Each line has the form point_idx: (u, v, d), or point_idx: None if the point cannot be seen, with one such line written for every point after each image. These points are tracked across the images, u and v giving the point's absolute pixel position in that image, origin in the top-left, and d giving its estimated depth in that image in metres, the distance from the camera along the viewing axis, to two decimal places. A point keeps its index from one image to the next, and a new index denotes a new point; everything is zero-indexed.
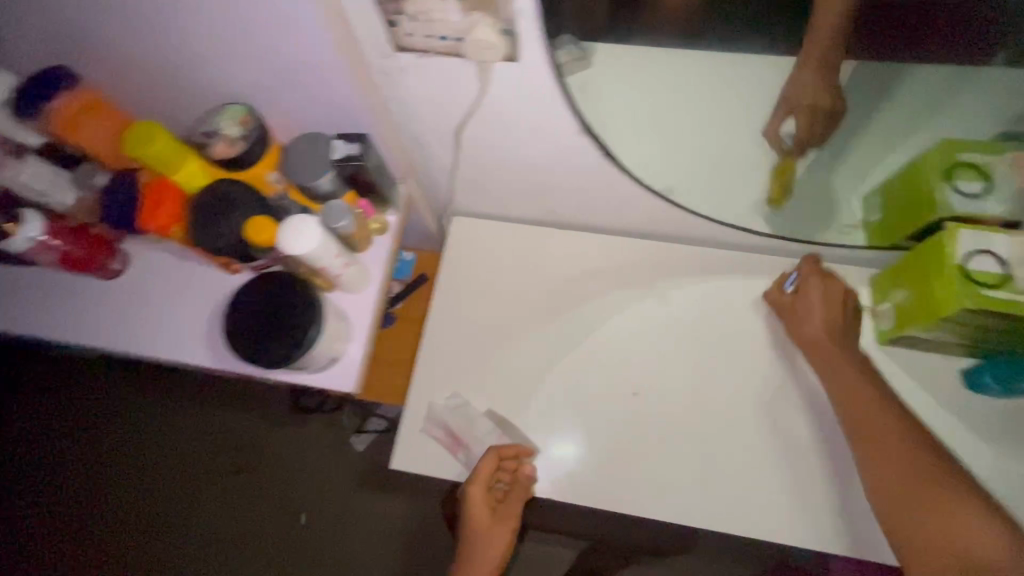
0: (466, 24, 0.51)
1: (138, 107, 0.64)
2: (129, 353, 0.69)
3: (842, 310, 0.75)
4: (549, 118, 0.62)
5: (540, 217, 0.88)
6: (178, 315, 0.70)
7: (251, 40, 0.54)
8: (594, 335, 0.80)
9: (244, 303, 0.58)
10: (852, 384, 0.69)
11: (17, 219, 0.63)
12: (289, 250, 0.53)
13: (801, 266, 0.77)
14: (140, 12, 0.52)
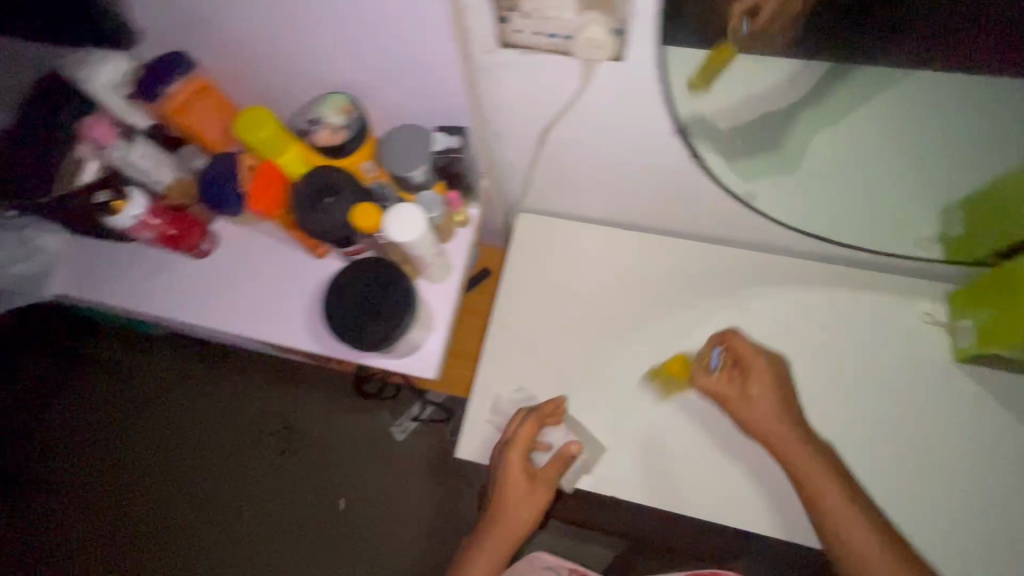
0: (579, 23, 0.52)
1: (242, 92, 0.67)
2: (230, 331, 0.70)
3: (782, 385, 0.74)
4: (643, 118, 0.62)
5: (609, 218, 0.89)
6: (279, 295, 0.70)
7: (366, 30, 0.55)
8: (662, 337, 0.81)
9: (341, 287, 0.58)
10: (779, 429, 0.71)
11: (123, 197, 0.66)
12: (392, 238, 0.54)
13: (727, 340, 0.76)
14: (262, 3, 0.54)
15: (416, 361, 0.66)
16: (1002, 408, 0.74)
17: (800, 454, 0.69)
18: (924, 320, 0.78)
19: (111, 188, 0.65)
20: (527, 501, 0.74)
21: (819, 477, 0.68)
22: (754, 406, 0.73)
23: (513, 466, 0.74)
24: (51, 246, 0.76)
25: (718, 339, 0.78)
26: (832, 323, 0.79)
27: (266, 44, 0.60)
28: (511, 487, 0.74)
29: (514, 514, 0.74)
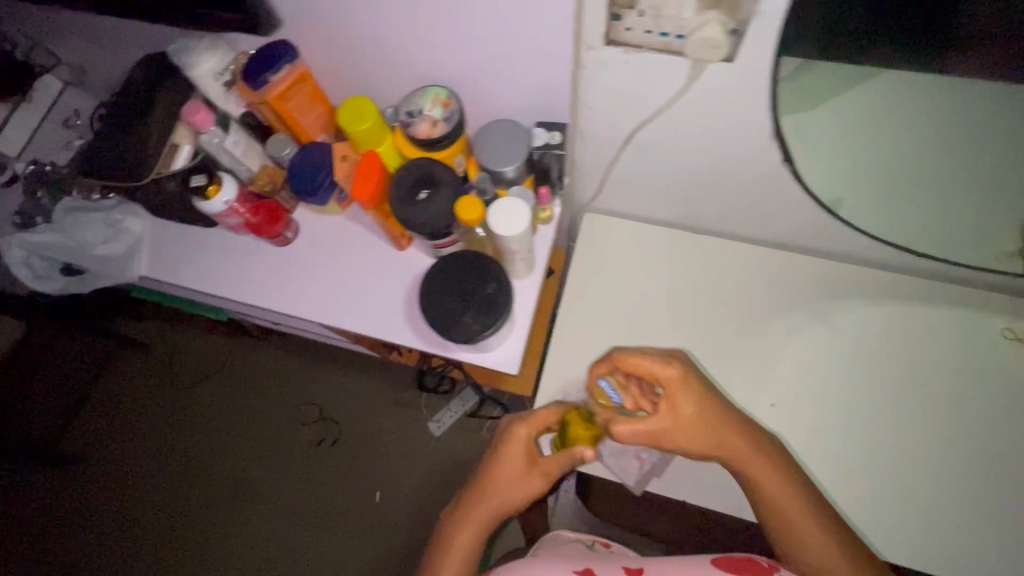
0: (696, 22, 0.51)
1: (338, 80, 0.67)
2: (317, 318, 0.71)
3: (707, 396, 0.59)
4: (740, 120, 0.62)
5: (679, 221, 0.88)
6: (366, 284, 0.71)
7: (478, 21, 0.55)
8: (733, 343, 0.80)
9: (436, 279, 0.59)
10: (720, 440, 0.59)
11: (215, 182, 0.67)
12: (498, 231, 0.54)
13: (612, 359, 0.60)
14: None
15: (498, 357, 0.66)
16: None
17: (759, 467, 0.58)
18: (1004, 336, 0.77)
19: (205, 172, 0.67)
20: (525, 487, 0.63)
21: (772, 483, 0.58)
22: (693, 432, 0.59)
23: (518, 444, 0.64)
24: (136, 228, 0.77)
25: (606, 363, 0.61)
26: (910, 336, 0.78)
27: (372, 32, 0.60)
28: (513, 467, 0.63)
29: (504, 500, 0.62)
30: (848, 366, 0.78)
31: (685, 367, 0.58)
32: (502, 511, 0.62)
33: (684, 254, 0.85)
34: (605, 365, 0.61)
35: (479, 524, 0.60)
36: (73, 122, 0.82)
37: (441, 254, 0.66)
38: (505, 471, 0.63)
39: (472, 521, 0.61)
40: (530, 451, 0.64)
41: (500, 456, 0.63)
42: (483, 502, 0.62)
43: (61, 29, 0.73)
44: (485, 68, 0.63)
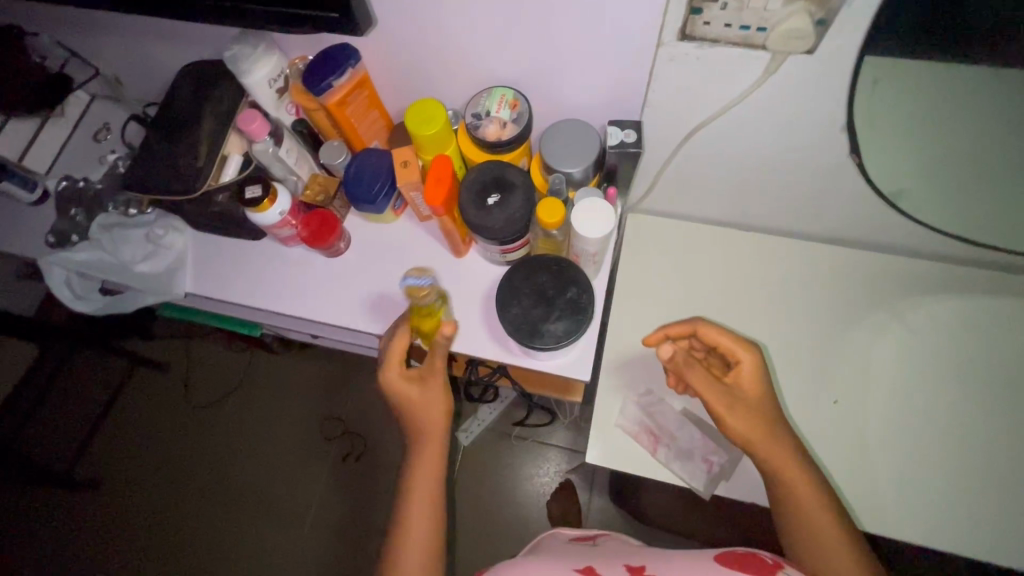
0: (782, 13, 0.50)
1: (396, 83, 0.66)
2: (374, 330, 0.69)
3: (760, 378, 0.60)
4: (811, 111, 0.60)
5: (726, 218, 0.87)
6: None
7: (551, 14, 0.54)
8: (791, 338, 0.79)
9: (513, 286, 0.57)
10: (752, 419, 0.59)
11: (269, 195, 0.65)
12: (582, 234, 0.53)
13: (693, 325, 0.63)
14: None
15: (569, 364, 0.64)
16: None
17: (786, 467, 0.58)
18: None
19: (259, 183, 0.64)
20: (434, 416, 0.63)
21: (795, 483, 0.57)
22: (743, 411, 0.59)
23: (398, 381, 0.62)
24: (177, 243, 0.75)
25: (686, 327, 0.64)
26: (965, 326, 0.78)
27: (436, 31, 0.58)
28: (411, 410, 0.62)
29: (430, 444, 0.63)
30: (908, 358, 0.77)
31: (763, 359, 0.59)
32: (435, 454, 0.63)
33: (733, 251, 0.84)
34: (683, 329, 0.64)
35: (423, 479, 0.61)
36: (103, 135, 0.79)
37: (511, 263, 0.63)
38: (411, 417, 0.63)
39: (414, 483, 0.61)
40: (412, 376, 0.63)
41: (399, 406, 0.63)
42: (416, 458, 0.62)
43: (98, 38, 0.70)
44: (550, 67, 0.61)
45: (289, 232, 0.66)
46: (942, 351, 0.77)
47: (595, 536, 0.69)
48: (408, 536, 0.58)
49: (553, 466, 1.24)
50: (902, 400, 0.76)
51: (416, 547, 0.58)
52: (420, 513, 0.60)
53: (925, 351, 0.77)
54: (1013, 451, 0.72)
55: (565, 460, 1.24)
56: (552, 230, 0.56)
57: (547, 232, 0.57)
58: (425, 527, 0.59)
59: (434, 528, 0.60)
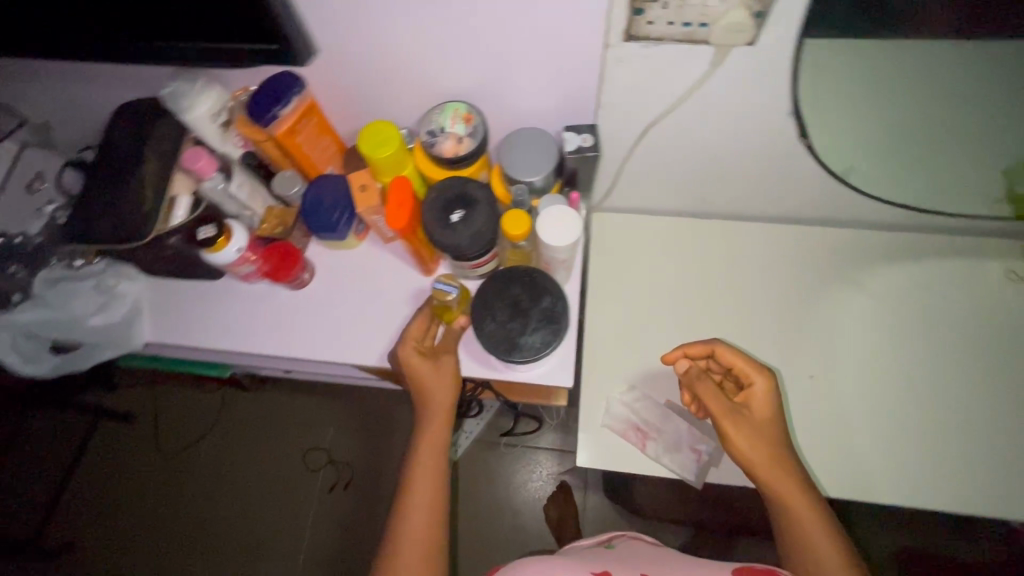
0: (721, 8, 0.51)
1: (346, 105, 0.65)
2: (348, 359, 0.67)
3: (771, 401, 0.64)
4: (758, 98, 0.62)
5: (688, 209, 0.88)
6: (397, 317, 0.68)
7: (496, 25, 0.54)
8: (763, 320, 0.81)
9: (486, 301, 0.57)
10: (756, 437, 0.62)
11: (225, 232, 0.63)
12: (548, 241, 0.53)
13: (712, 347, 0.66)
14: (389, 8, 0.52)
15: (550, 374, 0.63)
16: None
17: (784, 480, 0.60)
18: (1009, 276, 0.80)
19: (212, 221, 0.62)
20: (442, 397, 0.62)
21: (790, 497, 0.60)
22: (751, 428, 0.62)
23: (412, 358, 0.62)
24: (129, 291, 0.71)
25: (707, 347, 0.67)
26: (921, 290, 0.81)
27: (381, 52, 0.57)
28: (419, 389, 0.62)
29: (436, 423, 0.62)
30: (875, 325, 0.80)
31: (776, 385, 0.62)
32: (439, 436, 0.62)
33: (698, 240, 0.85)
34: (703, 349, 0.67)
35: (427, 458, 0.61)
36: (38, 185, 0.71)
37: (483, 276, 0.63)
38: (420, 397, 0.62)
39: (417, 462, 0.60)
40: (428, 356, 0.63)
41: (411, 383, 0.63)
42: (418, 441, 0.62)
43: (20, 84, 0.66)
44: (500, 77, 0.61)
45: (249, 268, 0.64)
46: (904, 316, 0.80)
47: (611, 540, 0.68)
48: (412, 518, 0.57)
49: (546, 469, 1.23)
50: (872, 367, 0.78)
51: (418, 523, 0.57)
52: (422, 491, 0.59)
53: (888, 317, 0.80)
54: (980, 403, 0.76)
55: (557, 462, 1.24)
56: (520, 241, 0.56)
57: (514, 243, 0.57)
58: (426, 504, 0.58)
59: (436, 507, 0.58)
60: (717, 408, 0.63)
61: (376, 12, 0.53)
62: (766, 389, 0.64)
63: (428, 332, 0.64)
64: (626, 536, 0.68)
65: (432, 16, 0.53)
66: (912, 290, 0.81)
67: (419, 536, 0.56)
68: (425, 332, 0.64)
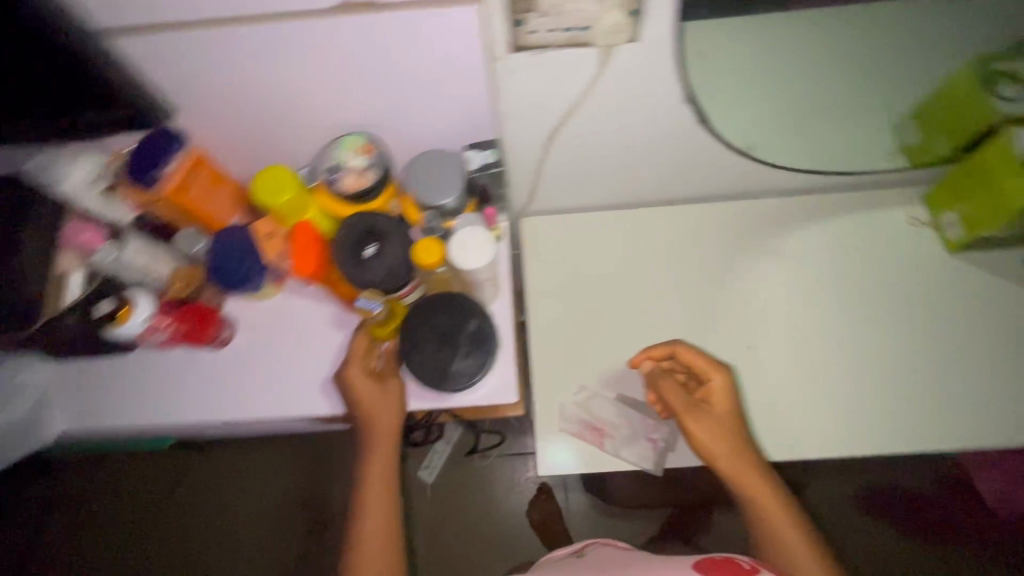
0: (598, 10, 0.51)
1: (242, 148, 0.63)
2: (284, 413, 0.64)
3: (730, 397, 0.70)
4: (654, 90, 0.63)
5: (612, 202, 0.89)
6: (328, 360, 0.65)
7: (378, 52, 0.52)
8: (698, 299, 0.83)
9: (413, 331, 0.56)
10: (719, 432, 0.68)
11: (127, 303, 0.58)
12: (461, 266, 0.52)
13: (673, 350, 0.72)
14: (264, 47, 0.50)
15: (494, 394, 0.62)
16: (1011, 283, 0.82)
17: (743, 466, 0.67)
18: (910, 223, 0.86)
19: (113, 296, 0.58)
20: (386, 421, 0.60)
21: (751, 483, 0.66)
22: (711, 422, 0.68)
23: (357, 378, 0.60)
24: (36, 380, 0.66)
25: (669, 350, 0.72)
26: (839, 247, 0.85)
27: (267, 94, 0.56)
28: (363, 414, 0.60)
29: (384, 448, 0.61)
30: (801, 287, 0.83)
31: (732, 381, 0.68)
32: (385, 458, 0.61)
33: (626, 231, 0.86)
34: (665, 352, 0.72)
35: (377, 484, 0.60)
36: None
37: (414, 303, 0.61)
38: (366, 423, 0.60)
39: (367, 490, 0.60)
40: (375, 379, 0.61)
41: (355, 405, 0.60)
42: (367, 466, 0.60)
43: None
44: (393, 103, 0.59)
45: (160, 337, 0.60)
46: (828, 275, 0.84)
47: (583, 548, 0.69)
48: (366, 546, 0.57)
49: (521, 477, 1.23)
50: (803, 328, 0.82)
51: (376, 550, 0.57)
52: (376, 517, 0.58)
53: (812, 277, 0.84)
54: (904, 347, 0.80)
55: (530, 468, 1.23)
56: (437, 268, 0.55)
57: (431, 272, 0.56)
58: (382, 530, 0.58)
59: (390, 536, 0.58)
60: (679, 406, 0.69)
61: (247, 49, 0.50)
62: (724, 386, 0.70)
63: (372, 355, 0.61)
64: (596, 542, 0.69)
65: (308, 49, 0.51)
66: (830, 248, 0.85)
67: (378, 561, 0.56)
68: (370, 355, 0.61)
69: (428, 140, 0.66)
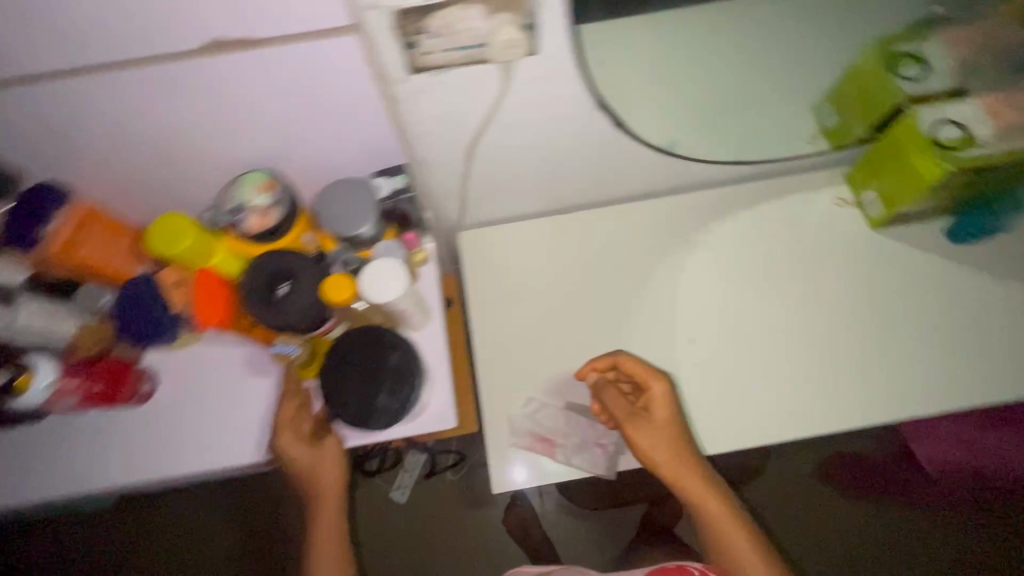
0: (488, 27, 0.50)
1: (148, 188, 0.61)
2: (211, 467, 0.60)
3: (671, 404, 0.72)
4: (564, 99, 0.62)
5: (547, 209, 0.89)
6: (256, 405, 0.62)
7: (263, 84, 0.50)
8: (638, 298, 0.83)
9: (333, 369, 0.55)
10: (663, 441, 0.70)
11: (26, 370, 0.52)
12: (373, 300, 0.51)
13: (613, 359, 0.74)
14: (146, 85, 0.48)
15: (430, 422, 0.61)
16: (936, 255, 0.84)
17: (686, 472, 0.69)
18: (838, 204, 0.86)
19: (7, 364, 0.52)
20: (329, 477, 0.58)
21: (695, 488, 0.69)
22: (650, 431, 0.70)
23: (290, 443, 0.57)
24: None
25: (609, 360, 0.75)
26: (772, 233, 0.86)
27: (160, 131, 0.54)
28: (304, 477, 0.58)
29: (331, 507, 0.59)
30: (738, 277, 0.84)
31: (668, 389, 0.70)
32: (333, 517, 0.59)
33: (562, 236, 0.86)
34: (606, 362, 0.75)
35: (328, 548, 0.58)
36: None
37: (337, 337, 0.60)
38: (309, 483, 0.58)
39: (318, 555, 0.58)
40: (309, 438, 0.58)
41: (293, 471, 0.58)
42: (315, 531, 0.59)
43: None
44: (297, 135, 0.57)
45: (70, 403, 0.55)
46: (763, 261, 0.84)
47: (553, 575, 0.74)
48: None
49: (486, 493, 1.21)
50: (744, 317, 0.82)
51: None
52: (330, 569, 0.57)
53: (748, 265, 0.84)
54: (845, 327, 0.81)
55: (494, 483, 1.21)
56: (352, 303, 0.54)
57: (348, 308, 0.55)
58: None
59: None
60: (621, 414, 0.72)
61: (125, 89, 0.48)
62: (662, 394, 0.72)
63: (303, 415, 0.58)
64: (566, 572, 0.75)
65: (191, 86, 0.49)
66: (763, 235, 0.86)
67: None
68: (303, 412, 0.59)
69: (342, 167, 0.64)
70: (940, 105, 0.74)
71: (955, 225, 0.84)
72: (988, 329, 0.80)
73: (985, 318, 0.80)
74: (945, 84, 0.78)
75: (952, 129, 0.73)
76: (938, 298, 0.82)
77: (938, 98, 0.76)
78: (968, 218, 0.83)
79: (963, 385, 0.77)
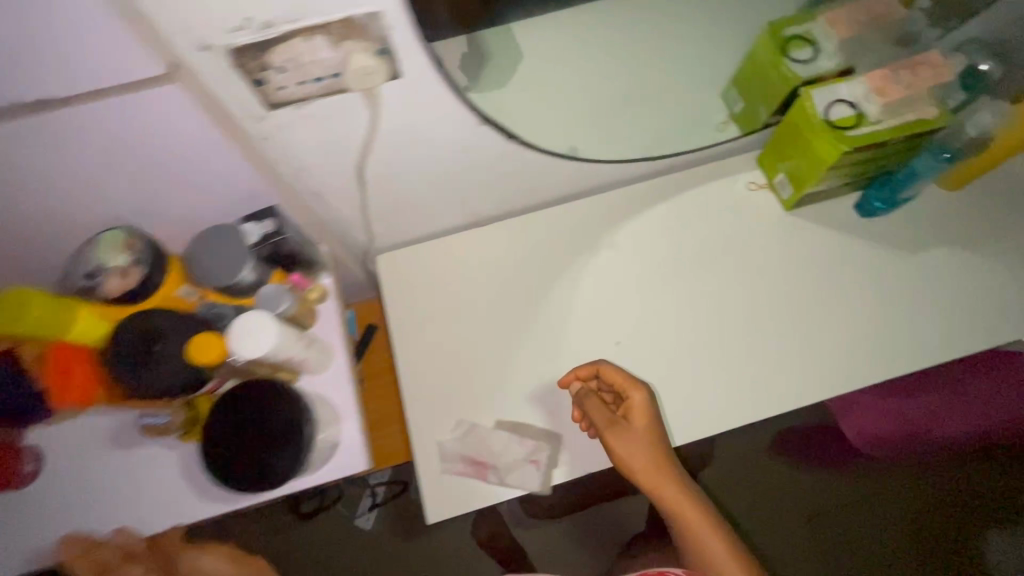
0: (339, 57, 0.47)
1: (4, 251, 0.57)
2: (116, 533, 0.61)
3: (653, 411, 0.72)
4: (445, 118, 0.60)
5: (462, 223, 0.87)
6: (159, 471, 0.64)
7: (99, 137, 0.47)
8: (560, 304, 0.82)
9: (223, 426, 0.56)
10: (643, 448, 0.71)
11: None
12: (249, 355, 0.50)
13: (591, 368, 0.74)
14: None
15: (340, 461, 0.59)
16: (849, 232, 0.85)
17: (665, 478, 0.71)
18: (750, 188, 0.87)
19: None
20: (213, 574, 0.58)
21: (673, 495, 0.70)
22: (628, 439, 0.71)
23: None
24: None
25: (591, 367, 0.75)
26: (687, 225, 0.86)
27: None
28: None
29: None
30: (657, 272, 0.83)
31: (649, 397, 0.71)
32: None
33: (479, 250, 0.84)
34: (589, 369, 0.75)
35: None
36: None
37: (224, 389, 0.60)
38: None
39: None
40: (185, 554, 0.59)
41: None
42: None
43: None
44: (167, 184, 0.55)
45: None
46: (695, 249, 0.84)
47: None
48: None
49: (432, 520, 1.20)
50: (666, 312, 0.81)
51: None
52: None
53: (667, 259, 0.84)
54: (764, 312, 0.81)
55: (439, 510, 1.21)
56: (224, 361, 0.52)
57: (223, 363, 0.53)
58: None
59: None
60: (602, 423, 0.72)
61: None
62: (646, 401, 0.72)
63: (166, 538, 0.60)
64: None
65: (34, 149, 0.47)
66: (679, 226, 0.85)
67: None
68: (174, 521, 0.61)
69: (218, 210, 0.61)
70: (829, 85, 0.73)
71: (864, 199, 0.84)
72: (902, 299, 0.81)
73: (898, 289, 0.82)
74: (834, 63, 0.76)
75: (844, 108, 0.73)
76: (854, 273, 0.83)
77: (829, 78, 0.75)
78: (874, 191, 0.83)
79: (882, 358, 0.79)
